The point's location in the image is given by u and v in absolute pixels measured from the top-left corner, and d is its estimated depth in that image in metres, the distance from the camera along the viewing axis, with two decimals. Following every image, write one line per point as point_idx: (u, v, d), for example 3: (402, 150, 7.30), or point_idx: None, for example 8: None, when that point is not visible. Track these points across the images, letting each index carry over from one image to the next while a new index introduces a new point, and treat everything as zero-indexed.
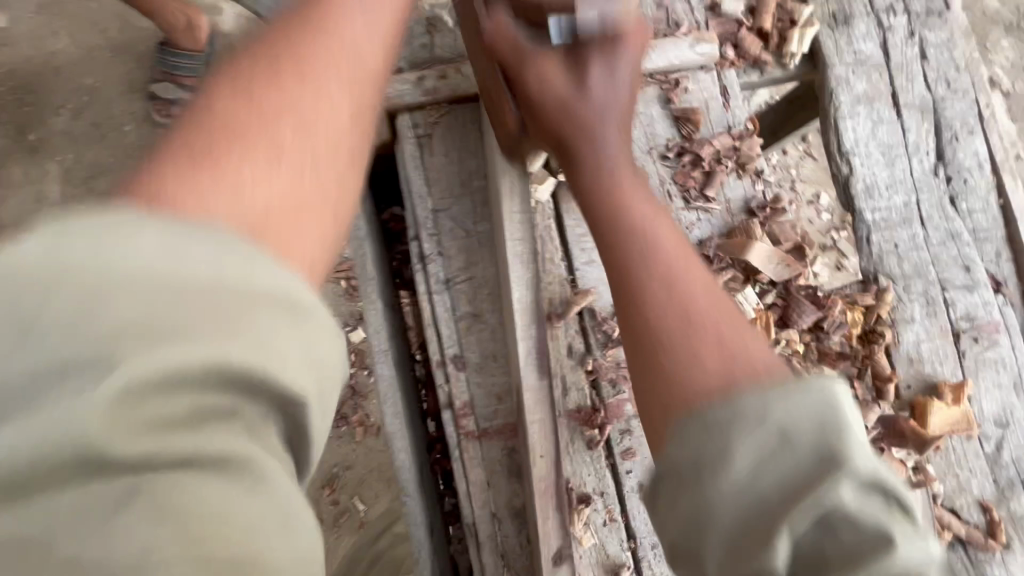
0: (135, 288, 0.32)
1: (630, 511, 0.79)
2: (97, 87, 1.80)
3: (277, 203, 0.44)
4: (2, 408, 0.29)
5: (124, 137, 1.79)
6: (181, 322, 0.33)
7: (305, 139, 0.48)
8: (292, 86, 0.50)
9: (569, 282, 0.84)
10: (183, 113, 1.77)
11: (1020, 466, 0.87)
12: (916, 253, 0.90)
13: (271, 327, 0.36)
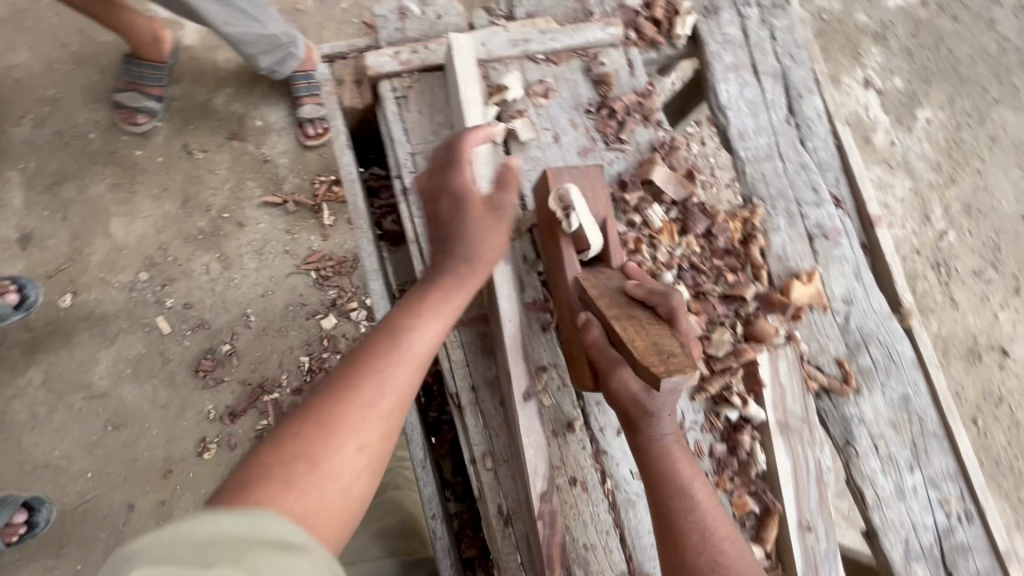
0: None
1: (578, 375, 1.03)
2: (97, 102, 2.47)
3: (332, 476, 0.74)
4: None
5: (131, 144, 2.46)
6: None
7: (344, 449, 0.76)
8: (344, 425, 0.78)
9: (521, 205, 1.09)
10: (147, 120, 2.45)
11: (862, 331, 1.17)
12: (778, 179, 1.21)
13: None
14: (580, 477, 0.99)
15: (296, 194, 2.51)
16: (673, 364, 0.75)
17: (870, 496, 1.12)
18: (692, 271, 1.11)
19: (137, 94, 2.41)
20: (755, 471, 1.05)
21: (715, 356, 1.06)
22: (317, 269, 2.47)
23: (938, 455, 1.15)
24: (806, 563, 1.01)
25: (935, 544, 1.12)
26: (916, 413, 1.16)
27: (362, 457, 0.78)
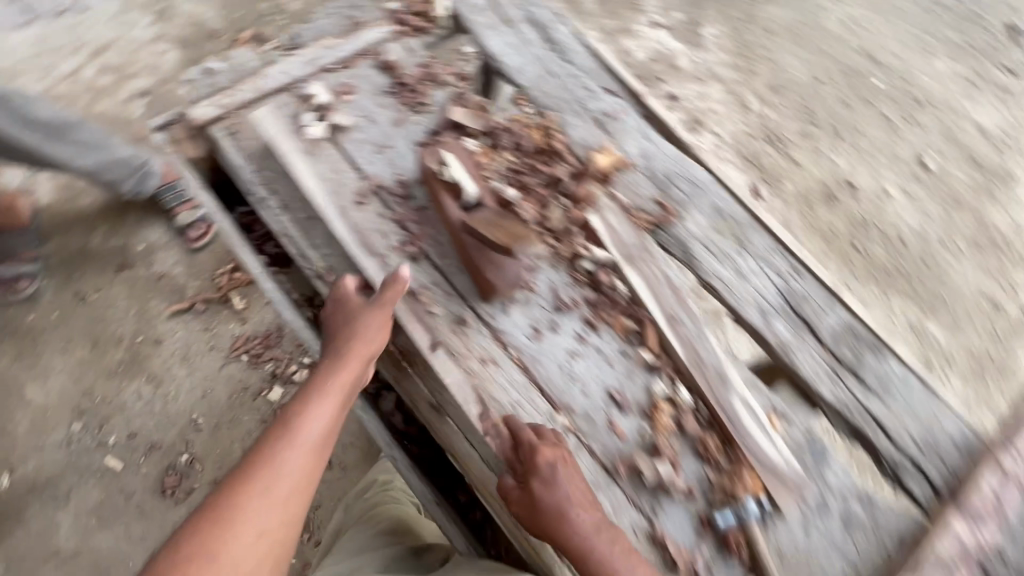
0: None
1: (455, 283, 1.24)
2: None
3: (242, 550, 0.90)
4: None
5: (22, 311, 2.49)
6: None
7: (253, 523, 0.93)
8: (252, 508, 0.95)
9: (359, 176, 1.29)
10: (29, 283, 2.48)
11: (665, 173, 1.46)
12: (558, 91, 1.50)
13: None
14: (488, 357, 1.20)
15: (201, 294, 2.60)
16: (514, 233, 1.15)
17: (720, 286, 1.39)
18: (515, 175, 1.35)
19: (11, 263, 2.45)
20: (622, 299, 1.28)
21: (554, 226, 1.30)
22: (246, 351, 2.57)
23: (760, 238, 1.43)
24: (684, 348, 1.24)
25: (782, 300, 1.39)
26: (732, 216, 1.44)
27: (270, 537, 0.95)
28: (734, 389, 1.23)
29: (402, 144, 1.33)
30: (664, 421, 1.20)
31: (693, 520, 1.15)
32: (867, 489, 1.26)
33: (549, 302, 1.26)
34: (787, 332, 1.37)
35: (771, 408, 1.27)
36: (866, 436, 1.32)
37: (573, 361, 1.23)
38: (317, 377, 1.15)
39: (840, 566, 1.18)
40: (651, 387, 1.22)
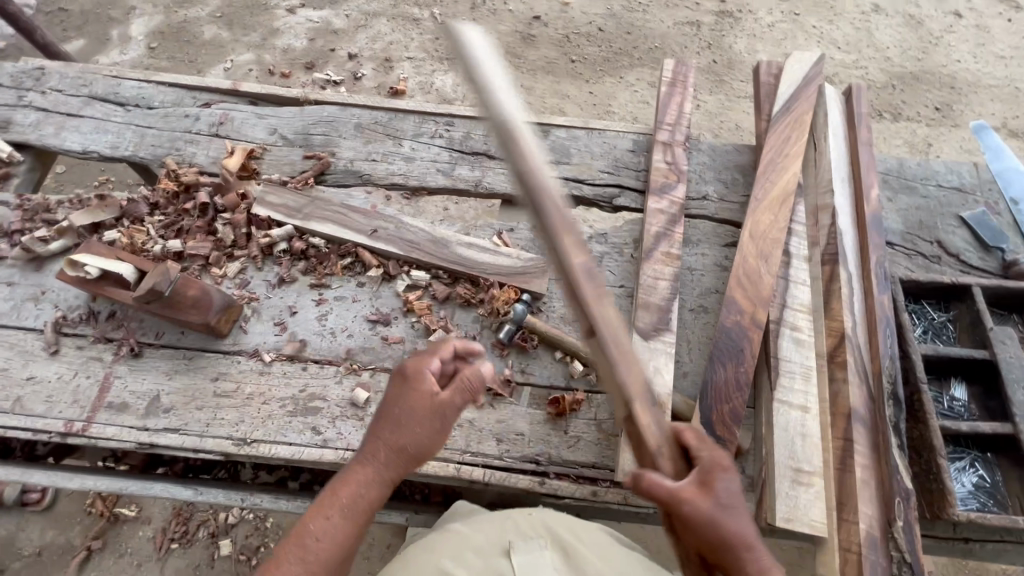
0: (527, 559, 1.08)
1: (187, 343, 1.30)
2: None
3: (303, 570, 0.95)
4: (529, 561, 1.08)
5: None
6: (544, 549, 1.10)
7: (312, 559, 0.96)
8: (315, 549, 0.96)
9: (38, 333, 1.30)
10: None
11: (296, 132, 1.57)
12: (161, 136, 1.54)
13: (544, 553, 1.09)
14: (254, 373, 1.28)
15: (89, 533, 2.49)
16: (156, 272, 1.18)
17: (400, 179, 1.53)
18: (171, 228, 1.40)
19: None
20: (327, 248, 1.40)
21: (231, 240, 1.39)
22: (171, 540, 2.49)
23: (405, 122, 1.60)
24: (394, 244, 1.39)
25: (453, 153, 1.57)
26: (372, 122, 1.60)
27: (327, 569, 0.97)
28: (451, 241, 1.39)
29: (55, 281, 1.34)
30: (420, 304, 1.34)
31: (490, 350, 1.31)
32: (600, 229, 1.49)
33: (274, 295, 1.36)
34: (472, 172, 1.55)
35: (494, 232, 1.45)
36: (575, 195, 1.53)
37: (326, 320, 1.34)
38: (382, 438, 1.04)
39: (611, 292, 1.39)
40: (395, 290, 1.36)
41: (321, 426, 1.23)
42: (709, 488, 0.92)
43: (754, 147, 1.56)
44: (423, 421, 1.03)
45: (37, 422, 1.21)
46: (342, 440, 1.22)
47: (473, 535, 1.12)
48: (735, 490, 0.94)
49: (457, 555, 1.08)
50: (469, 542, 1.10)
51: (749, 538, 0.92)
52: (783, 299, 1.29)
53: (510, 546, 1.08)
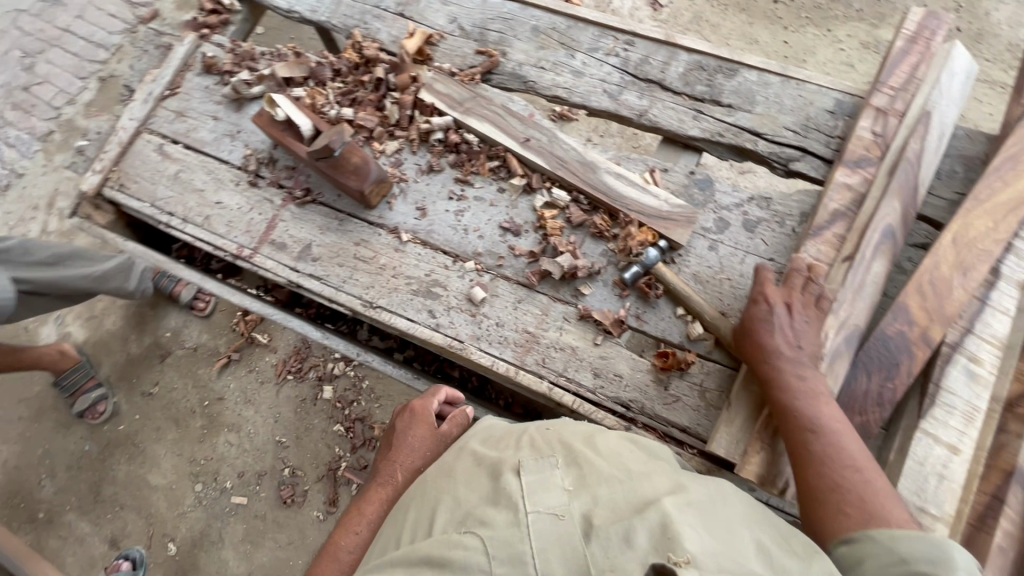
0: (546, 481, 0.97)
1: (340, 206, 1.42)
2: (66, 423, 2.95)
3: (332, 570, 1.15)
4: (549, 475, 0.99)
5: (113, 424, 2.95)
6: (566, 468, 1.00)
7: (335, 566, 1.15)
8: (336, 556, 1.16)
9: (231, 166, 1.49)
10: (105, 402, 2.92)
11: (474, 25, 1.55)
12: (355, 6, 1.60)
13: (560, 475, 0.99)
14: (390, 248, 1.37)
15: (232, 346, 2.99)
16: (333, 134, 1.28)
17: (563, 93, 1.47)
18: (347, 96, 1.49)
19: (82, 395, 2.89)
20: (479, 146, 1.41)
21: (396, 120, 1.44)
22: (288, 371, 2.93)
23: (582, 33, 1.51)
24: (544, 157, 1.36)
25: (624, 75, 1.46)
26: (549, 28, 1.53)
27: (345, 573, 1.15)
28: (600, 168, 1.34)
29: (249, 124, 1.51)
30: (554, 224, 1.32)
31: (611, 287, 1.28)
32: (764, 192, 1.33)
33: (422, 181, 1.42)
34: (639, 100, 1.44)
35: (647, 168, 1.36)
36: (747, 149, 1.37)
37: (463, 217, 1.38)
38: (393, 461, 1.28)
39: (757, 263, 1.26)
40: (533, 203, 1.35)
41: (437, 312, 1.31)
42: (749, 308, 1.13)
43: (992, 139, 1.27)
44: (421, 441, 1.30)
45: (219, 241, 1.43)
46: (453, 330, 1.30)
47: (485, 457, 1.10)
48: (770, 312, 1.08)
49: (467, 477, 1.06)
50: (480, 464, 1.08)
51: (772, 347, 1.06)
52: (970, 323, 1.10)
53: (518, 466, 1.01)
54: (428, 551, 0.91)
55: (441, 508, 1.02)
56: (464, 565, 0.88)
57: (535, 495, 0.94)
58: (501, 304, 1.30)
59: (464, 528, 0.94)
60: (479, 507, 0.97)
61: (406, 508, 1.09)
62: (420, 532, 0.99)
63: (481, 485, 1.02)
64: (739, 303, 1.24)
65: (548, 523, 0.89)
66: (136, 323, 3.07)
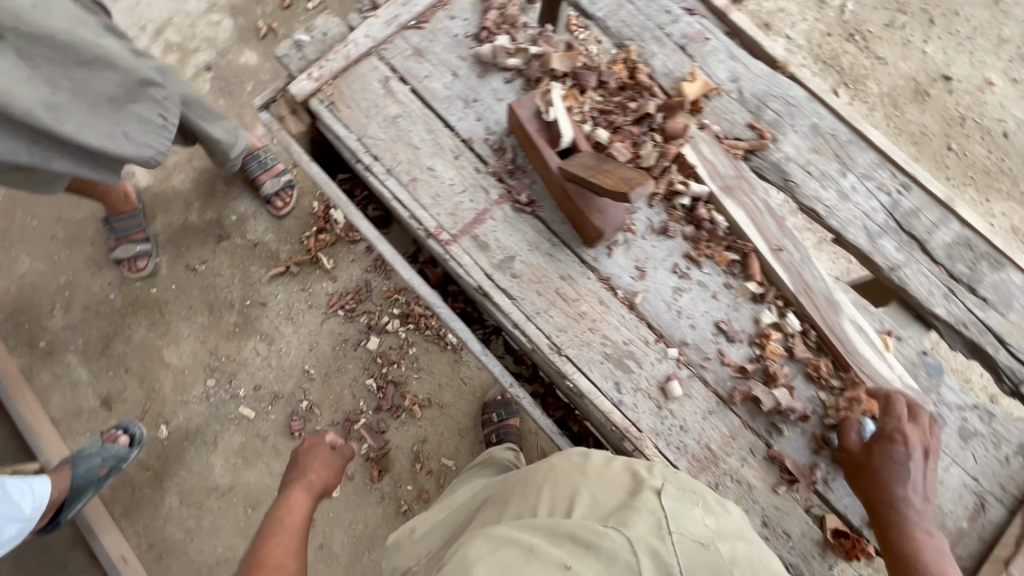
0: (694, 515, 0.93)
1: (558, 230, 1.28)
2: (99, 263, 2.78)
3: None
4: (695, 504, 0.96)
5: (145, 284, 2.77)
6: (708, 508, 0.97)
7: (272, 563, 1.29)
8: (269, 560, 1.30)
9: (455, 135, 1.33)
10: (148, 260, 2.76)
11: (756, 96, 1.41)
12: (639, 16, 1.43)
13: (704, 512, 0.96)
14: (596, 297, 1.25)
15: (294, 257, 2.83)
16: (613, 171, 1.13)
17: (821, 210, 1.35)
18: (604, 116, 1.34)
19: (128, 245, 2.72)
20: (724, 232, 1.29)
21: (650, 166, 1.30)
22: (341, 306, 2.79)
23: (861, 154, 1.39)
24: (789, 275, 1.26)
25: (889, 219, 1.35)
26: (829, 133, 1.40)
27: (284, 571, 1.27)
28: (842, 313, 1.24)
29: (489, 98, 1.36)
30: (774, 348, 1.23)
31: (809, 439, 1.20)
32: (988, 404, 1.26)
33: (650, 240, 1.29)
34: (896, 252, 1.33)
35: (882, 330, 1.27)
36: (985, 351, 1.28)
37: (679, 298, 1.27)
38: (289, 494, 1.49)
39: (960, 477, 1.19)
40: (759, 317, 1.25)
41: (623, 388, 1.21)
42: (880, 442, 1.13)
43: None
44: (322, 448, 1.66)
45: (417, 213, 1.29)
46: (634, 414, 1.20)
47: (616, 466, 1.07)
48: (906, 460, 1.10)
49: (598, 479, 1.04)
50: (612, 471, 1.06)
51: (897, 495, 1.10)
52: None
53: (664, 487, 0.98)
54: (574, 530, 0.89)
55: (578, 499, 0.99)
56: (611, 554, 0.85)
57: (682, 518, 0.91)
58: (691, 409, 1.21)
59: (608, 521, 0.91)
60: (620, 508, 0.94)
61: (531, 490, 1.07)
62: (561, 511, 0.97)
63: (619, 492, 0.99)
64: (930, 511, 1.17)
65: (696, 551, 0.86)
66: (205, 193, 2.88)
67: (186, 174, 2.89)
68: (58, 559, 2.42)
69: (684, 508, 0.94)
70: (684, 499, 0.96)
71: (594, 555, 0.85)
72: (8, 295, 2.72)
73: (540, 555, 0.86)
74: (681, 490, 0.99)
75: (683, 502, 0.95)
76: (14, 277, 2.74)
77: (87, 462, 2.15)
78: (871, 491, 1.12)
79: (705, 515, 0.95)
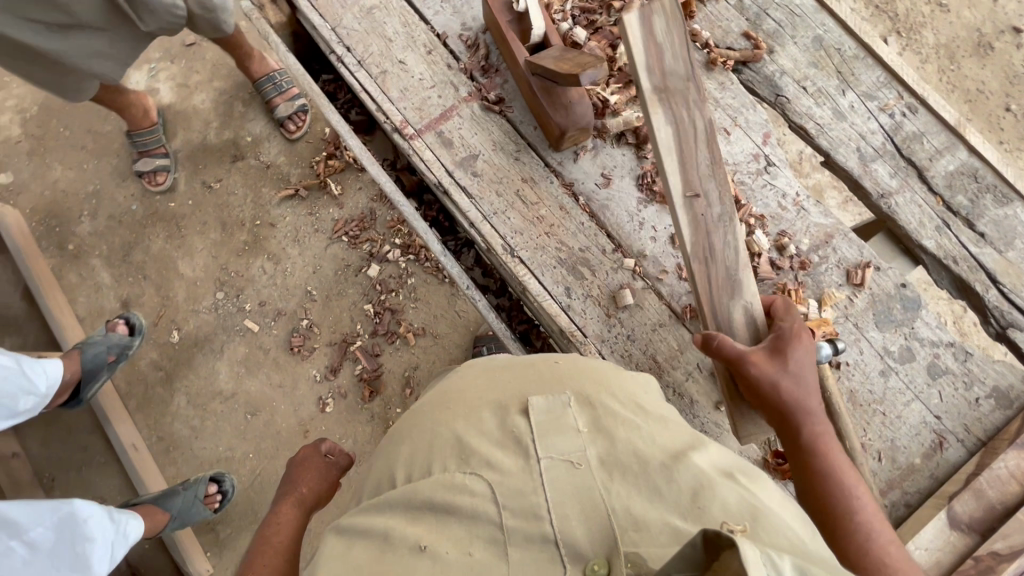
0: (556, 430, 0.78)
1: (525, 133, 1.25)
2: (124, 175, 2.88)
3: None
4: (557, 412, 0.81)
5: (164, 197, 2.87)
6: (580, 412, 0.82)
7: None
8: None
9: (430, 30, 1.30)
10: (166, 176, 2.84)
11: (756, 3, 1.30)
12: None
13: (570, 417, 0.81)
14: (556, 202, 1.22)
15: (303, 181, 2.88)
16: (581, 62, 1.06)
17: (812, 128, 1.26)
18: (585, 15, 1.28)
19: (149, 158, 2.81)
20: None
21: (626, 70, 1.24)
22: (346, 233, 2.83)
23: (866, 71, 1.27)
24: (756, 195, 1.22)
25: (888, 142, 1.25)
26: (833, 47, 1.28)
27: None
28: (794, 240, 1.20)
29: None
30: None
31: None
32: (965, 344, 1.18)
33: (619, 147, 1.24)
34: (889, 178, 1.23)
35: (860, 257, 1.19)
36: (973, 290, 1.19)
37: (642, 208, 1.22)
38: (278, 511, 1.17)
39: (921, 414, 1.14)
40: None
41: (573, 293, 1.19)
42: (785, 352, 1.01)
43: None
44: (312, 461, 1.28)
45: (385, 105, 1.27)
46: (582, 319, 1.18)
47: (487, 385, 0.91)
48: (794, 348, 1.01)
49: (462, 408, 0.88)
50: (483, 391, 0.90)
51: (802, 401, 1.00)
52: None
53: (525, 404, 0.83)
54: (431, 495, 0.75)
55: (434, 446, 0.83)
56: (474, 513, 0.73)
57: (548, 439, 0.78)
58: (641, 320, 1.18)
59: (469, 468, 0.77)
60: (480, 443, 0.79)
61: (400, 438, 0.91)
62: (414, 473, 0.81)
63: (477, 416, 0.85)
64: (880, 443, 1.13)
65: (563, 472, 0.74)
66: (224, 114, 2.94)
67: (207, 94, 2.95)
68: (79, 442, 2.61)
69: (545, 424, 0.80)
70: (545, 413, 0.81)
71: (455, 520, 0.73)
72: (41, 199, 2.85)
73: (392, 541, 0.73)
74: (542, 401, 0.83)
75: (546, 416, 0.81)
76: (46, 182, 2.86)
77: (95, 348, 2.33)
78: (777, 400, 1.00)
79: (576, 421, 0.80)
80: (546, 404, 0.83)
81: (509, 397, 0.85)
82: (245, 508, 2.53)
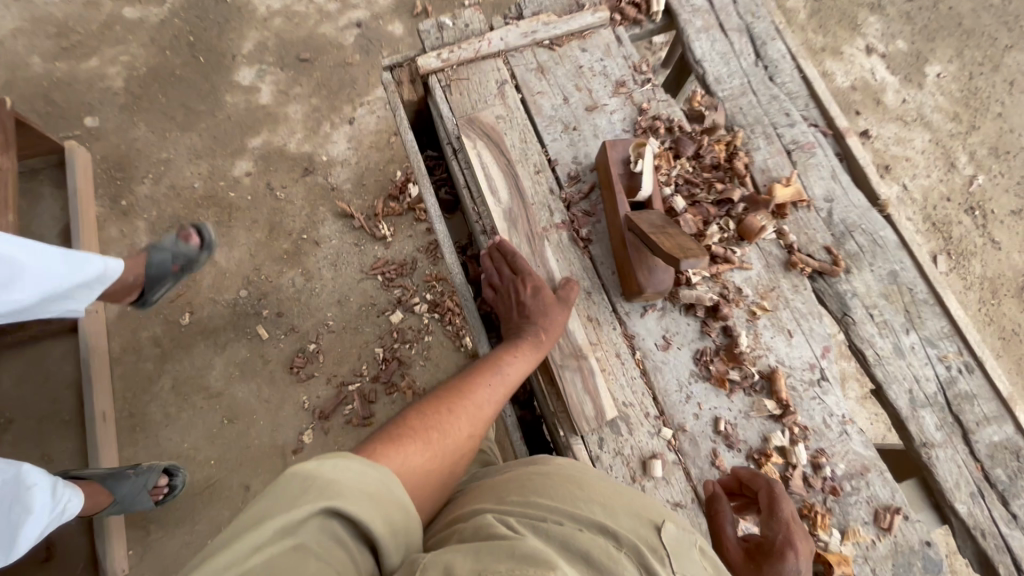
0: (687, 552, 0.80)
1: (601, 274, 1.30)
2: (195, 151, 2.96)
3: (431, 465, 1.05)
4: (686, 533, 0.85)
5: (220, 184, 2.93)
6: (701, 545, 0.85)
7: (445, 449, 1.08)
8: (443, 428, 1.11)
9: (544, 153, 1.39)
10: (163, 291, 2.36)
11: (844, 223, 1.37)
12: (755, 110, 1.46)
13: (695, 548, 0.83)
14: (613, 348, 1.24)
15: (363, 210, 2.95)
16: (691, 252, 1.05)
17: (870, 356, 1.29)
18: (687, 186, 1.37)
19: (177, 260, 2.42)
20: (755, 341, 1.27)
21: (712, 248, 1.30)
22: (382, 273, 2.85)
23: (933, 318, 1.31)
24: (805, 404, 1.23)
25: (940, 393, 1.26)
26: (906, 286, 1.34)
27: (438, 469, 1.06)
28: (829, 460, 1.20)
29: (588, 131, 1.40)
30: (769, 470, 1.18)
31: None
32: None
33: (685, 316, 1.28)
34: (934, 429, 1.24)
35: (892, 502, 1.17)
36: (995, 570, 1.16)
37: (692, 382, 1.23)
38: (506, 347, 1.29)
39: None
40: (769, 434, 1.20)
41: (605, 446, 1.18)
42: (759, 557, 0.93)
43: None
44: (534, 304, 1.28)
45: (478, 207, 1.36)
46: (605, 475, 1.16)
47: (612, 486, 0.94)
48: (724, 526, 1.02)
49: (593, 492, 0.90)
50: (611, 490, 0.93)
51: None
52: None
53: (663, 517, 0.86)
54: (588, 549, 0.74)
55: (582, 509, 0.83)
56: None
57: (685, 557, 0.79)
58: (664, 495, 1.16)
59: (620, 542, 0.77)
60: (623, 529, 0.80)
61: (528, 487, 0.90)
62: (561, 522, 0.80)
63: (615, 505, 0.86)
64: None
65: None
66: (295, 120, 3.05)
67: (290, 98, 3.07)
68: (51, 392, 2.54)
69: (677, 539, 0.83)
70: (678, 530, 0.84)
71: None
72: (114, 150, 2.92)
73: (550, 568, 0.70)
74: (675, 522, 0.86)
75: (678, 534, 0.84)
76: (125, 136, 2.94)
77: None
78: None
79: (701, 554, 0.83)
80: (677, 525, 0.85)
81: (640, 504, 0.89)
82: (187, 513, 2.45)
